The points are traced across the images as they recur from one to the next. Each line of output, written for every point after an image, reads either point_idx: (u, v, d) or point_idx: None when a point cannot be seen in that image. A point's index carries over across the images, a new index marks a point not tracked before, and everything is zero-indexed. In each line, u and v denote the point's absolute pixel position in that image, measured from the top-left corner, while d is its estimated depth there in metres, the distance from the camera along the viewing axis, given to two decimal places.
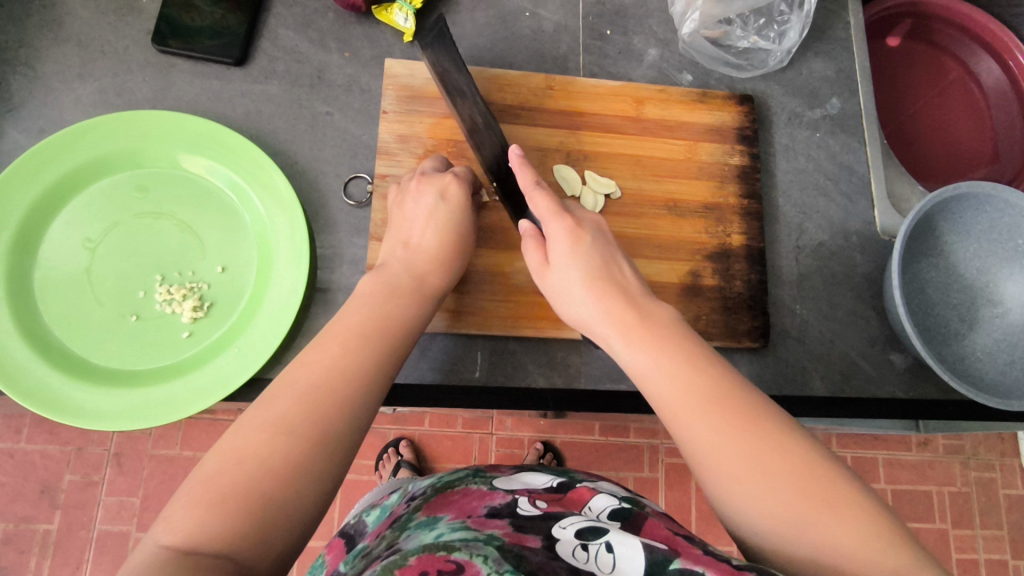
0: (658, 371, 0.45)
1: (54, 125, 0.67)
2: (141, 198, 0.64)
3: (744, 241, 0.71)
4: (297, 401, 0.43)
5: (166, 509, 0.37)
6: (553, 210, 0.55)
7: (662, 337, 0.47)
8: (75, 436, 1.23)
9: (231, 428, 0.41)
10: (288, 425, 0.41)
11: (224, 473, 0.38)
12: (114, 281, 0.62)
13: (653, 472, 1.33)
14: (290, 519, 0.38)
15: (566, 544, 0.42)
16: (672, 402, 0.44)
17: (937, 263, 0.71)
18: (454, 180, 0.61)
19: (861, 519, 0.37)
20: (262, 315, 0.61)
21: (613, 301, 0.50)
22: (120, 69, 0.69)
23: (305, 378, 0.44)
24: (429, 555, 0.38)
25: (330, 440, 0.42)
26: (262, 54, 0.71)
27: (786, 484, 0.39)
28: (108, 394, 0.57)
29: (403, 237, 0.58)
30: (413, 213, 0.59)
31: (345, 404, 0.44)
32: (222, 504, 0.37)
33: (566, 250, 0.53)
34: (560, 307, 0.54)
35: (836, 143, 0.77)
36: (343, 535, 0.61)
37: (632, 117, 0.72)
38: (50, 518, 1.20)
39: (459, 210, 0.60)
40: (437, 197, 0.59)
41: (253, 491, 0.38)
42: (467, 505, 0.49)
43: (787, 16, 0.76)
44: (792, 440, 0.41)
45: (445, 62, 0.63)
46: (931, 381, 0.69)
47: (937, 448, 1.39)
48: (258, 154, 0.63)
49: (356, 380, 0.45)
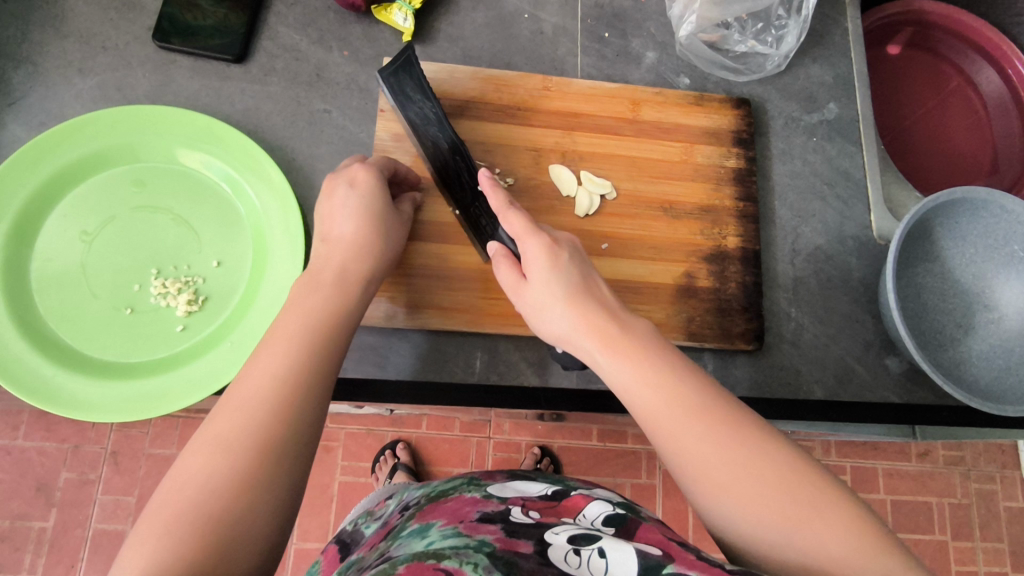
0: (642, 388, 0.45)
1: (54, 119, 0.68)
2: (138, 192, 0.64)
3: (739, 243, 0.71)
4: (233, 418, 0.43)
5: (120, 551, 0.37)
6: (528, 229, 0.53)
7: (643, 351, 0.47)
8: (73, 435, 1.24)
9: (172, 465, 0.41)
10: (226, 446, 0.41)
11: (167, 503, 0.39)
12: (110, 275, 0.62)
13: (650, 479, 1.33)
14: (246, 537, 0.39)
15: (558, 550, 0.42)
16: (655, 419, 0.44)
17: (935, 268, 0.71)
18: (360, 166, 0.59)
19: (842, 517, 0.39)
20: (256, 308, 0.61)
21: (592, 316, 0.49)
22: (121, 64, 0.69)
23: (235, 396, 0.44)
24: (418, 563, 0.38)
25: (271, 452, 0.42)
26: (263, 52, 0.71)
27: (774, 495, 0.40)
28: (102, 386, 0.57)
29: (324, 231, 0.57)
30: (331, 208, 0.57)
31: (279, 413, 0.44)
32: (170, 535, 0.37)
33: (544, 266, 0.52)
34: (538, 324, 0.53)
35: (833, 147, 0.77)
36: (338, 543, 0.61)
37: (628, 118, 0.72)
38: (46, 516, 1.19)
39: (372, 196, 0.58)
40: (348, 187, 0.58)
41: (200, 518, 0.38)
42: (460, 509, 0.49)
43: (785, 21, 0.77)
44: (772, 447, 0.42)
45: (407, 84, 0.63)
46: (927, 386, 0.69)
47: (938, 458, 1.38)
48: (255, 150, 0.64)
49: (288, 387, 0.45)
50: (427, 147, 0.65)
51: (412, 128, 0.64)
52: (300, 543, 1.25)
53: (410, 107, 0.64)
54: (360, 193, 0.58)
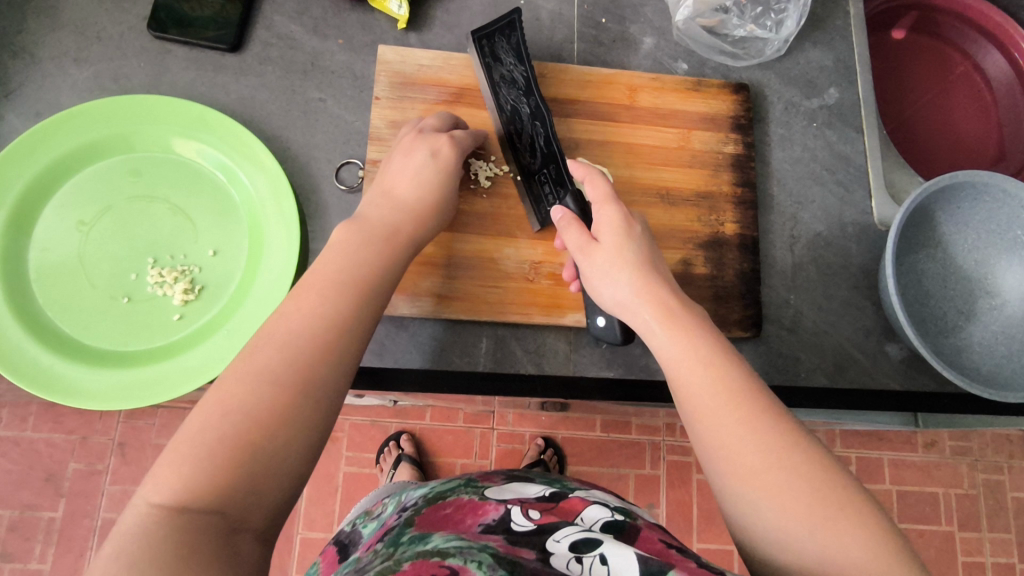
0: (692, 361, 0.47)
1: (51, 110, 0.68)
2: (134, 181, 0.64)
3: (737, 229, 0.70)
4: (279, 353, 0.43)
5: (155, 468, 0.38)
6: (607, 198, 0.55)
7: (701, 332, 0.48)
8: (81, 426, 1.25)
9: (213, 387, 0.41)
10: (271, 378, 0.42)
11: (210, 427, 0.39)
12: (107, 264, 0.62)
13: (654, 470, 1.33)
14: (278, 471, 0.40)
15: (560, 557, 0.42)
16: (700, 393, 0.45)
17: (935, 254, 0.70)
18: (449, 143, 0.61)
19: (867, 527, 0.39)
20: (251, 298, 0.61)
21: (656, 290, 0.51)
22: (116, 54, 0.69)
23: (283, 331, 0.45)
24: (423, 560, 0.39)
25: (312, 390, 0.43)
26: (257, 40, 0.71)
27: (804, 490, 0.40)
28: (99, 375, 0.58)
29: (387, 187, 0.59)
30: (404, 168, 0.59)
31: (323, 353, 0.44)
32: (209, 459, 0.38)
33: (617, 235, 0.54)
34: (593, 288, 0.54)
35: (834, 132, 0.76)
36: (337, 544, 0.61)
37: (625, 105, 0.72)
38: (55, 506, 1.21)
39: (447, 171, 0.60)
40: (429, 155, 0.60)
41: (239, 444, 0.39)
42: (461, 522, 0.48)
43: (785, 4, 0.76)
44: (814, 449, 0.42)
45: (502, 44, 0.66)
46: (927, 373, 0.69)
47: (944, 449, 1.37)
48: (249, 138, 0.64)
49: (335, 331, 0.46)
50: (507, 118, 0.67)
51: (496, 97, 0.67)
52: (306, 532, 1.26)
53: (497, 66, 0.67)
54: (437, 165, 0.60)
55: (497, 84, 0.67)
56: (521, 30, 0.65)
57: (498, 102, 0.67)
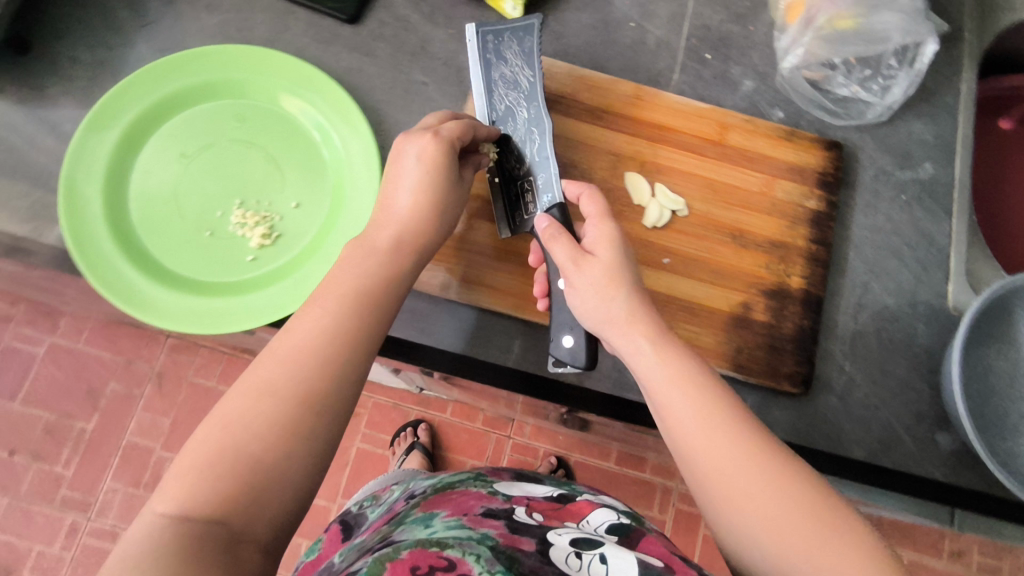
0: (679, 389, 0.49)
1: (176, 47, 0.73)
2: (238, 126, 0.68)
3: (803, 285, 0.69)
4: (279, 368, 0.45)
5: (163, 481, 0.41)
6: (602, 214, 0.57)
7: (684, 354, 0.50)
8: (128, 348, 1.31)
9: (219, 404, 0.44)
10: (273, 394, 0.44)
11: (211, 441, 0.42)
12: (198, 197, 0.66)
13: (661, 514, 1.30)
14: (281, 484, 0.42)
15: (561, 550, 0.43)
16: (688, 417, 0.48)
17: (1007, 351, 0.67)
18: (437, 143, 0.57)
19: (853, 533, 0.42)
20: (323, 255, 0.64)
21: (645, 312, 0.53)
22: (245, 7, 0.74)
23: (286, 347, 0.47)
24: (421, 549, 0.39)
25: (311, 405, 0.45)
26: (375, 17, 0.75)
27: (791, 501, 0.44)
28: (172, 296, 0.61)
29: (384, 195, 0.58)
30: (394, 174, 0.57)
31: (324, 365, 0.46)
32: (211, 471, 0.40)
33: (608, 254, 0.55)
34: (580, 309, 0.55)
35: (921, 209, 0.74)
36: (342, 524, 0.63)
37: (714, 141, 0.72)
38: (89, 419, 1.27)
39: (438, 176, 0.57)
40: (415, 160, 0.57)
41: (239, 457, 0.41)
42: (465, 502, 0.50)
43: (894, 71, 0.76)
44: (793, 458, 0.46)
45: (514, 45, 0.64)
46: (976, 471, 0.66)
47: (971, 562, 1.30)
48: (351, 106, 0.67)
49: (337, 343, 0.47)
50: (497, 118, 0.65)
51: (490, 97, 0.64)
52: None
53: (501, 65, 0.64)
54: (433, 175, 0.57)
55: (496, 84, 0.64)
56: (540, 39, 0.63)
57: (490, 102, 0.65)
